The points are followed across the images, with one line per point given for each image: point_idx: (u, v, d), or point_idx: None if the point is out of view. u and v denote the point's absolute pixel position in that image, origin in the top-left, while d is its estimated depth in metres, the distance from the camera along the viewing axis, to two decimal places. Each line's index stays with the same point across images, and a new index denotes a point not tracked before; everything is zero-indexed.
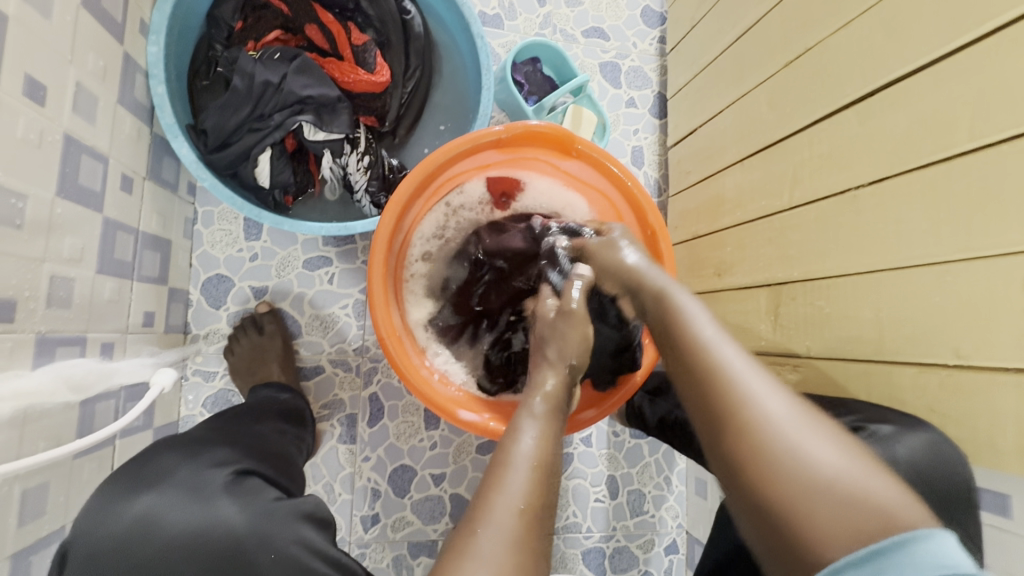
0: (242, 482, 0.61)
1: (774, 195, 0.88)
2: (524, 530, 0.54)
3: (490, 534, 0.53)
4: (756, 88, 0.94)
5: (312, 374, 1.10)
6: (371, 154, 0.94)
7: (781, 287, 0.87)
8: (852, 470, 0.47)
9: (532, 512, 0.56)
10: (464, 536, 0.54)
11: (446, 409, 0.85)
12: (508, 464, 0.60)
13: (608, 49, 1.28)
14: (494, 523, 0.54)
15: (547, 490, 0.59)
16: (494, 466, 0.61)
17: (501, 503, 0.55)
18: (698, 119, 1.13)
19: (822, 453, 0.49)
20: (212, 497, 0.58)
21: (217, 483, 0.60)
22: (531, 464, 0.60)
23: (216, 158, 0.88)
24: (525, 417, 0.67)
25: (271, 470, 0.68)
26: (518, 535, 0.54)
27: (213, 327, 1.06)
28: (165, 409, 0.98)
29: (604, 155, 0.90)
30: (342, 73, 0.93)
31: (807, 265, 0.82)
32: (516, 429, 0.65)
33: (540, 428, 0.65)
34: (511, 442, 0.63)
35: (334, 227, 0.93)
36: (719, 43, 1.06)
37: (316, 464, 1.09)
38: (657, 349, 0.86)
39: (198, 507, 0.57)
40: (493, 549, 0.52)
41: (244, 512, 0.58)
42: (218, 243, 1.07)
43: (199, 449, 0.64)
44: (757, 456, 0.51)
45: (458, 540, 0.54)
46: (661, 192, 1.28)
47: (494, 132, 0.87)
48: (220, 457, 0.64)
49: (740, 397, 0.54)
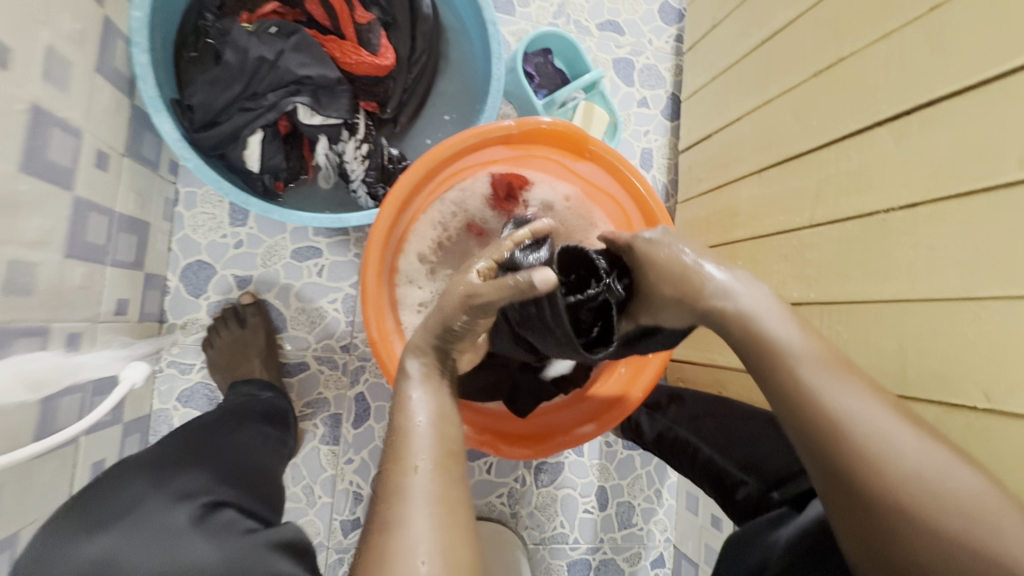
0: (213, 517, 0.56)
1: (793, 211, 0.85)
2: (443, 494, 0.51)
3: (407, 504, 0.49)
4: (781, 96, 0.90)
5: (295, 370, 1.05)
6: (370, 142, 0.90)
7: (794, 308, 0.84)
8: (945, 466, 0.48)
9: (443, 470, 0.52)
10: (381, 519, 0.49)
11: None
12: (403, 433, 0.54)
13: (622, 45, 1.23)
14: (407, 495, 0.50)
15: (444, 442, 0.54)
16: (387, 438, 0.55)
17: (404, 473, 0.51)
18: (713, 124, 1.09)
19: (964, 483, 0.47)
20: (180, 537, 0.52)
21: (185, 521, 0.53)
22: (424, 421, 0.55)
23: (202, 138, 0.81)
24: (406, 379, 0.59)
25: (240, 496, 0.62)
26: (437, 496, 0.50)
27: (192, 317, 1.00)
28: (136, 402, 0.91)
29: (618, 157, 0.86)
30: (344, 53, 0.86)
31: (824, 288, 0.78)
32: (403, 394, 0.58)
33: (432, 401, 0.57)
34: (403, 407, 0.57)
35: (327, 219, 0.86)
36: (742, 47, 1.01)
37: (296, 465, 1.04)
38: (661, 364, 0.84)
39: (162, 551, 0.51)
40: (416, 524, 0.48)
41: (215, 550, 0.52)
42: (200, 227, 1.00)
43: (162, 474, 0.58)
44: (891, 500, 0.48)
45: (378, 517, 0.50)
46: (669, 197, 1.24)
47: (503, 127, 0.84)
48: (185, 484, 0.58)
49: (864, 430, 0.50)
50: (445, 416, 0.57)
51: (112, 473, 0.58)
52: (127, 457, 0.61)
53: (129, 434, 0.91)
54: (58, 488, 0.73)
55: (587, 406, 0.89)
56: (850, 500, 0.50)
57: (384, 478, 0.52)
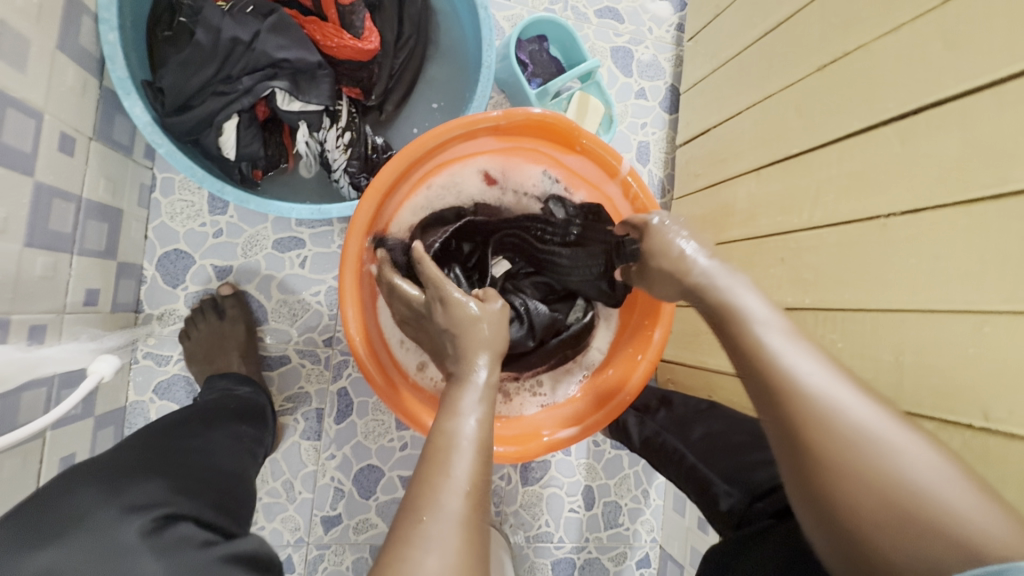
0: (165, 531, 0.53)
1: (791, 212, 0.81)
2: (473, 521, 0.49)
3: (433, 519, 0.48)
4: (783, 90, 0.86)
5: (276, 364, 1.02)
6: (353, 130, 0.86)
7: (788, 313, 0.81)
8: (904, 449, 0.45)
9: (478, 494, 0.52)
10: (406, 533, 0.48)
11: (421, 423, 0.78)
12: (450, 449, 0.54)
13: (621, 33, 1.18)
14: (443, 513, 0.49)
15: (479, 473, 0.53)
16: (430, 451, 0.54)
17: (446, 491, 0.50)
18: (712, 119, 1.05)
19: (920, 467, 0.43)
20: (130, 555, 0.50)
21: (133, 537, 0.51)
22: (472, 446, 0.54)
23: (174, 122, 0.77)
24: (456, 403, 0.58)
25: (201, 505, 0.59)
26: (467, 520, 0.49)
27: (169, 307, 0.97)
28: (108, 395, 0.89)
29: (609, 152, 0.82)
30: (325, 35, 0.82)
31: (820, 294, 0.75)
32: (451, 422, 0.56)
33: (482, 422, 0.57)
34: (450, 430, 0.55)
35: (307, 210, 0.83)
36: (744, 38, 0.97)
37: (275, 460, 1.02)
38: (650, 366, 0.82)
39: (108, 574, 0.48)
40: (440, 543, 0.47)
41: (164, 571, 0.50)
42: (178, 215, 0.97)
43: (119, 484, 0.55)
44: (859, 492, 0.44)
45: (403, 519, 0.49)
46: (665, 193, 1.20)
47: (490, 117, 0.79)
48: (142, 495, 0.55)
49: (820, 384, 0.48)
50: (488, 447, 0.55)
51: (68, 479, 0.55)
52: (82, 464, 0.57)
53: (103, 427, 0.89)
54: (21, 484, 0.71)
55: (574, 410, 0.86)
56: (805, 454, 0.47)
57: (421, 487, 0.51)
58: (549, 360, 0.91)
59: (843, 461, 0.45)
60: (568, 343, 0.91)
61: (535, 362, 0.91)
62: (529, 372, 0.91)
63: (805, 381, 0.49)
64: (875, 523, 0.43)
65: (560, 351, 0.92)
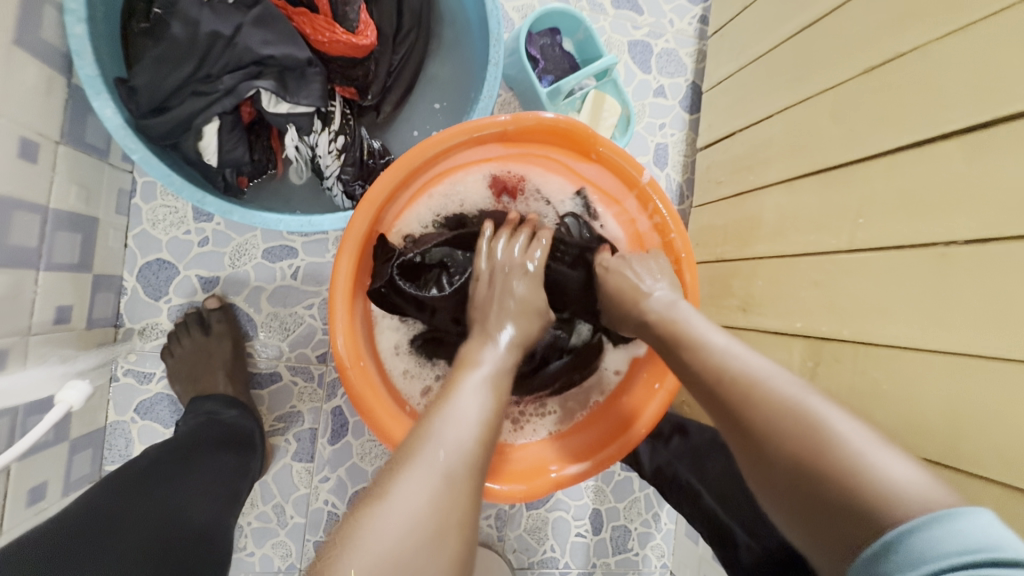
0: None
1: (829, 231, 0.73)
2: (450, 479, 0.48)
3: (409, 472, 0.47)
4: (822, 93, 0.77)
5: (266, 381, 0.96)
6: (347, 134, 0.78)
7: (823, 343, 0.73)
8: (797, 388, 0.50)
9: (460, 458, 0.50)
10: (376, 492, 0.46)
11: None
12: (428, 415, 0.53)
13: (640, 25, 1.09)
14: (416, 470, 0.47)
15: (465, 439, 0.51)
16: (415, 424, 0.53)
17: (421, 450, 0.49)
18: (737, 122, 0.97)
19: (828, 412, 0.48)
20: None
21: None
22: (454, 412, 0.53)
23: (150, 125, 0.70)
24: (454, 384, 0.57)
25: None
26: (444, 476, 0.47)
27: (151, 321, 0.90)
28: (86, 416, 0.83)
29: (629, 160, 0.75)
30: (315, 29, 0.74)
31: (862, 325, 0.67)
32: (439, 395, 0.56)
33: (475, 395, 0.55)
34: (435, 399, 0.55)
35: (296, 222, 0.76)
36: (777, 33, 0.89)
37: (265, 483, 0.96)
38: (669, 396, 0.75)
39: None
40: (409, 490, 0.46)
41: None
42: (160, 222, 0.90)
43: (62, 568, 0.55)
44: (775, 429, 0.49)
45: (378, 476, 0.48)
46: (683, 199, 1.12)
47: (497, 122, 0.72)
48: None
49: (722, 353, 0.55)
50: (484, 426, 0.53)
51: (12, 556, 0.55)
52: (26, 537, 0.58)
53: (80, 451, 0.83)
54: None
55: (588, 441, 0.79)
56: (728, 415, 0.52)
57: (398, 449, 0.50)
58: (551, 385, 0.84)
59: (791, 436, 0.47)
60: (573, 365, 0.84)
61: (537, 387, 0.84)
62: (532, 398, 0.84)
63: (716, 346, 0.56)
64: (829, 488, 0.44)
65: (564, 375, 0.84)
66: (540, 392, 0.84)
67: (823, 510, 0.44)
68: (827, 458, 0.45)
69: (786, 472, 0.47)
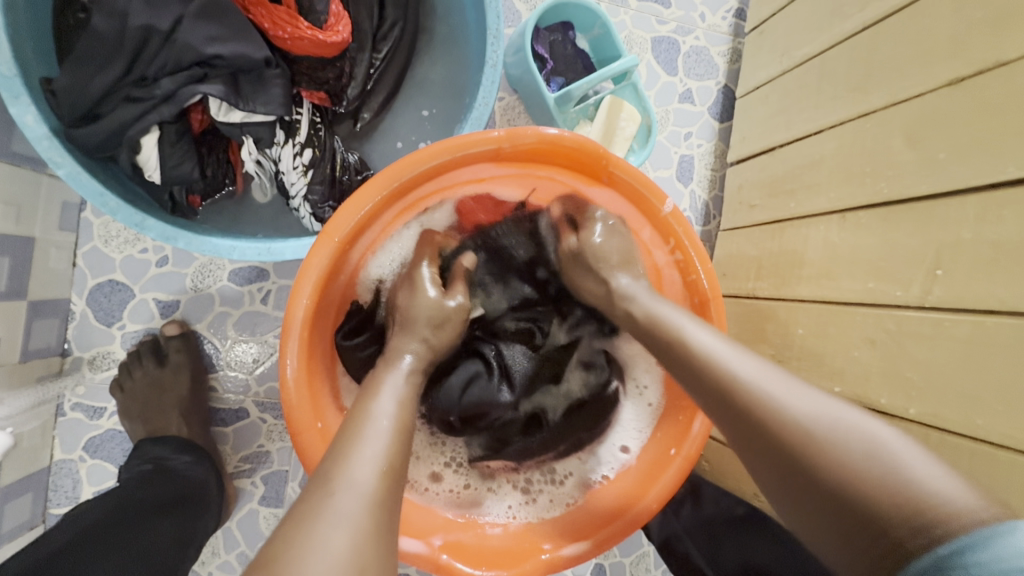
0: None
1: (898, 279, 0.60)
2: (384, 496, 0.41)
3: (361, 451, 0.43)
4: (895, 107, 0.64)
5: (231, 418, 0.85)
6: (316, 146, 0.67)
7: (885, 419, 0.60)
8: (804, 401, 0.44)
9: (394, 472, 0.44)
10: (302, 512, 0.39)
11: None
12: (363, 420, 0.46)
13: (666, 20, 0.95)
14: (352, 484, 0.41)
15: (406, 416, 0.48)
16: (345, 426, 0.46)
17: (354, 463, 0.42)
18: (777, 136, 0.83)
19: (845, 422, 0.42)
20: None
21: None
22: (391, 420, 0.47)
23: (79, 136, 0.59)
24: (389, 367, 0.53)
25: None
26: (392, 447, 0.45)
27: (102, 350, 0.81)
28: (22, 459, 0.74)
29: (646, 183, 0.62)
30: (275, 23, 0.63)
31: (942, 405, 0.54)
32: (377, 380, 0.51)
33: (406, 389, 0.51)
34: (373, 388, 0.50)
35: (252, 249, 0.65)
36: (832, 32, 0.75)
37: (228, 529, 0.85)
38: (686, 466, 0.62)
39: None
40: (338, 514, 0.39)
41: None
42: (114, 239, 0.80)
43: None
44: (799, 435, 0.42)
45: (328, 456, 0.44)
46: (709, 219, 0.97)
47: (489, 138, 0.59)
48: None
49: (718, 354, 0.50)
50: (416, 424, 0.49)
51: None
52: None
53: (16, 496, 0.74)
54: None
55: (588, 509, 0.66)
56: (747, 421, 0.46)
57: (331, 460, 0.43)
58: (556, 446, 0.72)
59: (772, 422, 0.44)
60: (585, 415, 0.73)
61: (537, 448, 0.72)
62: (535, 463, 0.72)
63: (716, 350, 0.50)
64: (829, 468, 0.40)
65: (571, 433, 0.73)
66: (546, 457, 0.72)
67: (834, 497, 0.40)
68: (813, 436, 0.42)
69: (784, 457, 0.43)
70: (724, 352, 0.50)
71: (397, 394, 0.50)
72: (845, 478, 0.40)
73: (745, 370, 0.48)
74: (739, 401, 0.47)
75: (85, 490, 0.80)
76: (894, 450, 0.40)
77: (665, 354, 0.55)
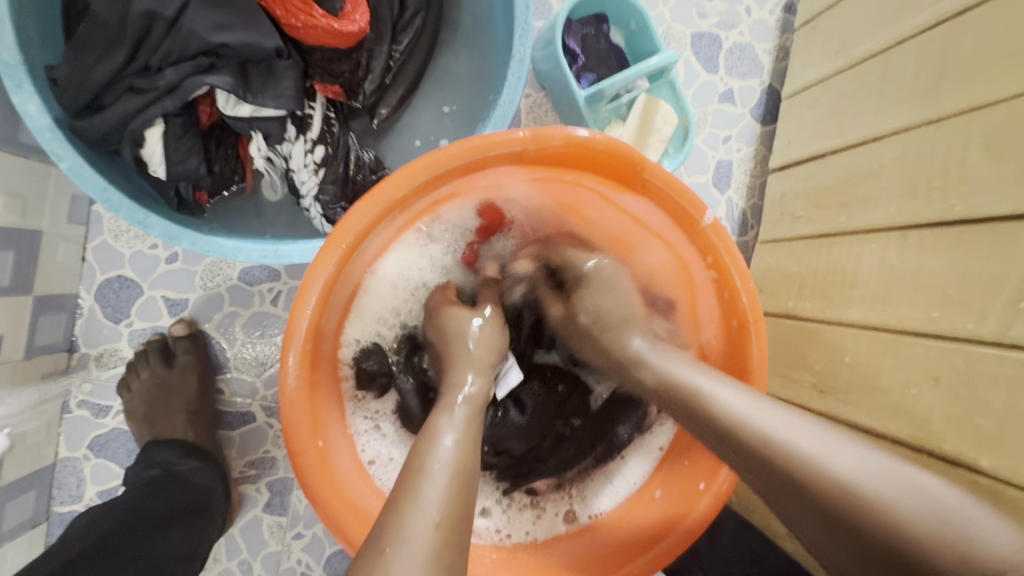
0: None
1: (968, 309, 0.53)
2: (446, 550, 0.41)
3: (429, 482, 0.44)
4: (973, 112, 0.57)
5: (237, 422, 0.82)
6: (328, 142, 0.63)
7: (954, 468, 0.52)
8: (806, 432, 0.43)
9: (453, 523, 0.43)
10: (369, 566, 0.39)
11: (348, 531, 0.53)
12: (421, 471, 0.45)
13: (708, 13, 0.89)
14: (410, 545, 0.40)
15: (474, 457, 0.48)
16: (404, 476, 0.46)
17: (415, 520, 0.41)
18: (828, 141, 0.76)
19: (843, 455, 0.41)
20: None
21: None
22: (451, 471, 0.45)
23: (83, 128, 0.57)
24: (446, 417, 0.51)
25: None
26: (461, 478, 0.46)
27: (109, 347, 0.79)
28: (25, 456, 0.72)
29: (684, 192, 0.56)
30: (287, 10, 0.59)
31: None
32: (436, 423, 0.50)
33: (465, 430, 0.50)
34: (432, 427, 0.50)
35: (259, 250, 0.61)
36: (899, 28, 0.67)
37: (231, 536, 0.82)
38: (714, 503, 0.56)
39: None
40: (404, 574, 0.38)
41: None
42: (123, 234, 0.78)
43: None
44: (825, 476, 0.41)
45: (396, 491, 0.45)
46: (746, 229, 0.89)
47: (513, 140, 0.54)
48: None
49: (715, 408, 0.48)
50: (473, 474, 0.47)
51: None
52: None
53: (17, 494, 0.72)
54: None
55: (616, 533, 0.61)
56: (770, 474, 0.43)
57: (387, 514, 0.43)
58: (592, 450, 0.69)
59: (812, 485, 0.41)
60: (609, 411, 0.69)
61: (574, 456, 0.69)
62: (576, 474, 0.68)
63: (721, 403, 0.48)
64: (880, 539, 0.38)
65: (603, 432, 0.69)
66: (584, 464, 0.68)
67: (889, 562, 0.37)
68: (847, 495, 0.39)
69: (832, 528, 0.40)
70: (741, 408, 0.47)
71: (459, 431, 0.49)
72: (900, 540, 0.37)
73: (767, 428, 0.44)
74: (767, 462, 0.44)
75: (89, 489, 0.78)
76: (935, 500, 0.38)
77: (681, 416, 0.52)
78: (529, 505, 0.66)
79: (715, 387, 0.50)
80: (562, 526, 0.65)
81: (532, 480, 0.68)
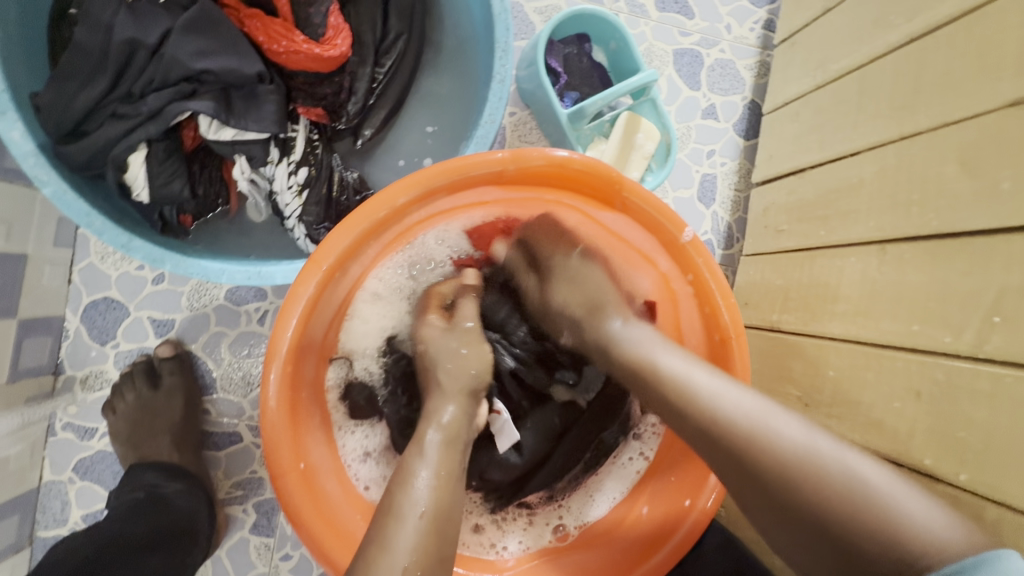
0: None
1: (946, 323, 0.54)
2: None
3: (400, 525, 0.45)
4: (946, 129, 0.58)
5: (224, 443, 0.82)
6: (311, 163, 0.64)
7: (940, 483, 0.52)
8: (765, 414, 0.46)
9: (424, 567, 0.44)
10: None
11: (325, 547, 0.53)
12: (392, 514, 0.46)
13: (690, 31, 0.90)
14: None
15: (448, 492, 0.48)
16: (376, 519, 0.46)
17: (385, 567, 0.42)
18: (808, 156, 0.77)
19: (790, 433, 0.44)
20: None
21: None
22: (421, 513, 0.46)
23: (67, 153, 0.57)
24: (417, 449, 0.51)
25: None
26: (434, 522, 0.46)
27: (95, 368, 0.78)
28: (8, 481, 0.72)
29: (664, 211, 0.56)
30: (269, 37, 0.61)
31: (1010, 477, 0.47)
32: (409, 457, 0.50)
33: (438, 462, 0.50)
34: (405, 465, 0.50)
35: (243, 272, 0.62)
36: (875, 45, 0.68)
37: (218, 558, 0.81)
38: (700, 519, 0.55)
39: None
40: None
41: None
42: (110, 255, 0.78)
43: None
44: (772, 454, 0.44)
45: (369, 534, 0.46)
46: (732, 242, 0.90)
47: (492, 161, 0.54)
48: None
49: (672, 383, 0.50)
50: (449, 514, 0.47)
51: None
52: None
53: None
54: None
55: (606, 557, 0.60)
56: (734, 453, 0.45)
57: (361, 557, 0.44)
58: (581, 458, 0.69)
59: (757, 455, 0.44)
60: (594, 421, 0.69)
61: (564, 465, 0.69)
62: (566, 485, 0.69)
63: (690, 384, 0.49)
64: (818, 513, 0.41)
65: (591, 441, 0.69)
66: (575, 470, 0.69)
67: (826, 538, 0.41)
68: (789, 472, 0.43)
69: (768, 504, 0.43)
70: (707, 388, 0.48)
71: (432, 463, 0.50)
72: (828, 519, 0.41)
73: (725, 408, 0.47)
74: (723, 443, 0.46)
75: (73, 513, 0.77)
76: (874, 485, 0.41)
77: (648, 395, 0.53)
78: (521, 515, 0.67)
79: (686, 369, 0.51)
80: (550, 535, 0.65)
81: (523, 494, 0.68)
